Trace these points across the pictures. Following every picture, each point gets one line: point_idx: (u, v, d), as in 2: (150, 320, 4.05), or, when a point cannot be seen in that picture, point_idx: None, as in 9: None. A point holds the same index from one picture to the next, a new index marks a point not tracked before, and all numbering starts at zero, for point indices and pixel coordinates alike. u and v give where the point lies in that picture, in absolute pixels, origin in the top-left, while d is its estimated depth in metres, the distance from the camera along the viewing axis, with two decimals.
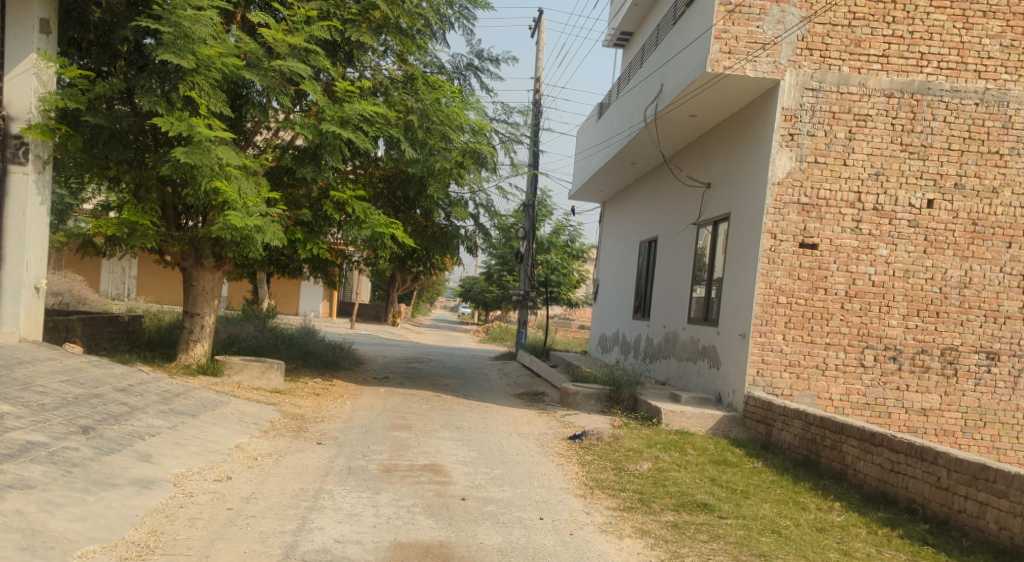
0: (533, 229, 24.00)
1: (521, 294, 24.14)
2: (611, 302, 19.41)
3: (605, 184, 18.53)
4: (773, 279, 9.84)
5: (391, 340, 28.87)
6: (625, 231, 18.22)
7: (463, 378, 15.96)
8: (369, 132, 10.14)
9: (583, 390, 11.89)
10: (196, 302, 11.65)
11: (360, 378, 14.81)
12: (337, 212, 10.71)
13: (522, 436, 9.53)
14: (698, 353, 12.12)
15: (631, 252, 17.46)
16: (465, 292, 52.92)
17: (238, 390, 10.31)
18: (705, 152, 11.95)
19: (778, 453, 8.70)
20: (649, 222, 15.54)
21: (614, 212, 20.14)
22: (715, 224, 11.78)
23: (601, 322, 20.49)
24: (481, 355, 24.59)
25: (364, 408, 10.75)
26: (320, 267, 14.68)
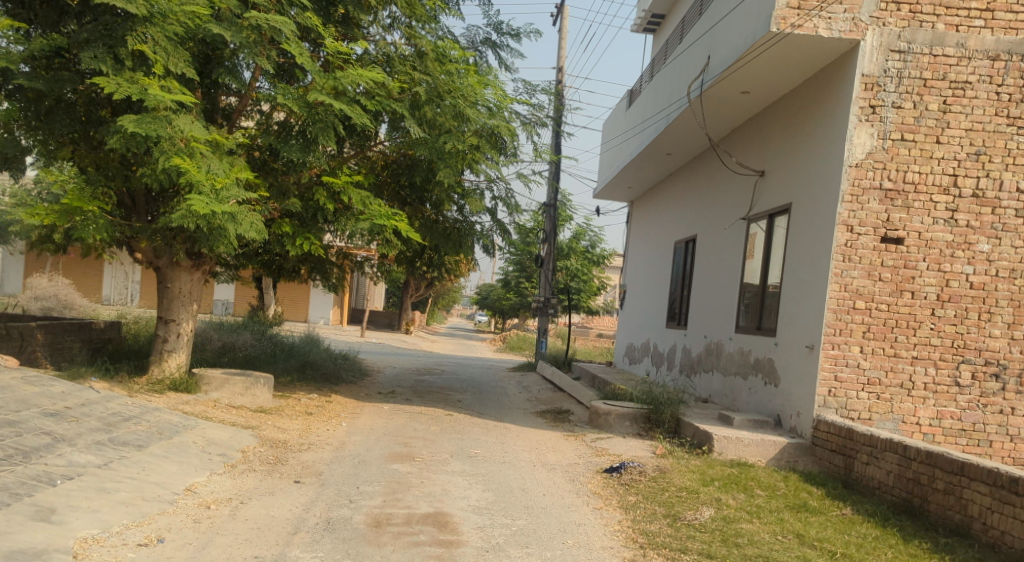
0: (554, 231, 22.41)
1: (542, 300, 22.50)
2: (641, 309, 17.79)
3: (636, 179, 16.92)
4: (849, 280, 8.20)
5: (402, 350, 27.34)
6: (658, 230, 16.60)
7: (478, 393, 14.36)
8: (368, 106, 8.63)
9: (615, 409, 10.28)
10: (171, 306, 10.19)
11: (362, 393, 13.26)
12: (332, 202, 9.19)
13: (547, 468, 7.92)
14: (750, 367, 10.48)
15: (665, 254, 15.83)
16: (481, 300, 51.42)
17: (213, 410, 8.78)
18: (761, 134, 10.33)
19: (864, 493, 7.03)
20: (687, 219, 13.92)
21: (644, 210, 18.53)
22: (772, 217, 10.15)
23: (628, 330, 18.88)
24: (498, 366, 23.01)
25: (360, 432, 9.17)
26: (319, 266, 13.16)
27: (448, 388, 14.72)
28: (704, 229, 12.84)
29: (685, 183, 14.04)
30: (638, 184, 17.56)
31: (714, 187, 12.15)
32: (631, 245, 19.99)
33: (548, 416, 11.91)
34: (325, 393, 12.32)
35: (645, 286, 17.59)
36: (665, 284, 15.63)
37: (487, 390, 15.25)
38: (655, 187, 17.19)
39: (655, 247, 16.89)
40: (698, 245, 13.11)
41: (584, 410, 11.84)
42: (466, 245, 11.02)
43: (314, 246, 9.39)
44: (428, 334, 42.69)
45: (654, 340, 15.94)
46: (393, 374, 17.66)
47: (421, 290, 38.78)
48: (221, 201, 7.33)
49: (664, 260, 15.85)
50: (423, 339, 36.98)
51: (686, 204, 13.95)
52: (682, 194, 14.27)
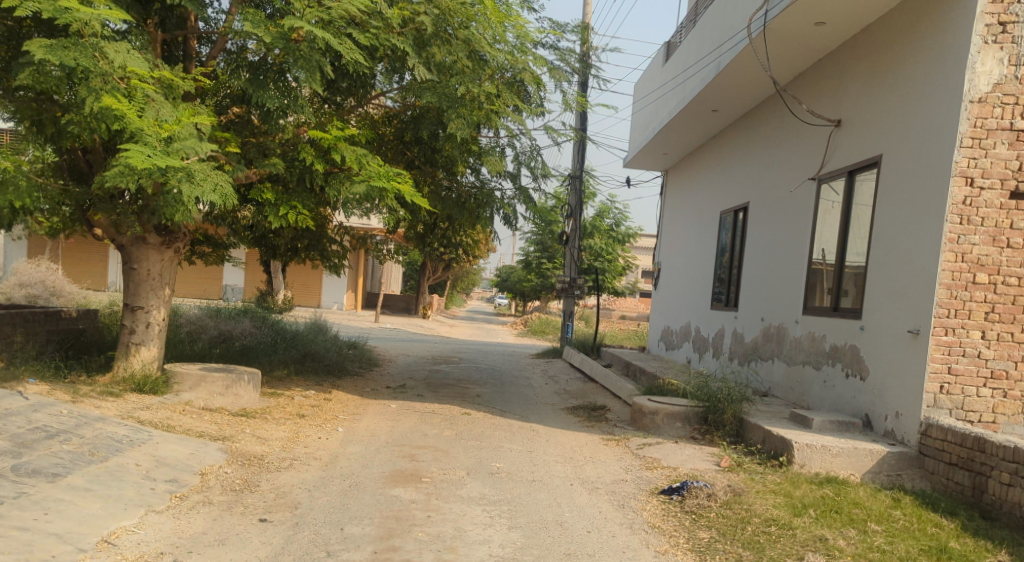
0: (579, 206, 20.72)
1: (567, 280, 20.83)
2: (679, 289, 16.14)
3: (673, 143, 15.22)
4: (969, 248, 6.56)
5: (419, 335, 25.82)
6: (700, 199, 14.88)
7: (500, 386, 12.79)
8: (361, 40, 7.00)
9: (663, 407, 8.73)
10: (137, 292, 8.63)
11: (370, 387, 11.72)
12: (320, 161, 7.55)
13: (589, 488, 6.31)
14: (823, 357, 8.78)
15: (708, 227, 14.15)
16: (501, 283, 49.84)
17: (179, 417, 7.24)
18: (845, 75, 8.60)
19: (1010, 527, 5.44)
20: (739, 184, 12.22)
21: (682, 180, 16.83)
22: (854, 175, 8.44)
23: (664, 313, 17.23)
24: (521, 353, 21.41)
25: (359, 439, 7.63)
26: (318, 244, 11.61)
27: (465, 380, 13.14)
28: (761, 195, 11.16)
29: (737, 144, 12.33)
30: (675, 149, 15.85)
31: (774, 144, 10.46)
32: (665, 219, 18.30)
33: (582, 414, 10.30)
34: (326, 389, 10.78)
35: (684, 263, 15.94)
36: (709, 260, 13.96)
37: (510, 382, 13.65)
38: (697, 152, 15.50)
39: (695, 220, 15.21)
40: (752, 215, 11.44)
41: (624, 408, 10.23)
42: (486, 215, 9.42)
43: (302, 217, 7.80)
44: (447, 318, 41.20)
45: (698, 324, 14.28)
46: (407, 363, 16.10)
47: (438, 273, 37.25)
48: (175, 152, 5.71)
49: (708, 234, 14.15)
50: (441, 324, 35.47)
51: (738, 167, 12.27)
52: (733, 156, 12.58)
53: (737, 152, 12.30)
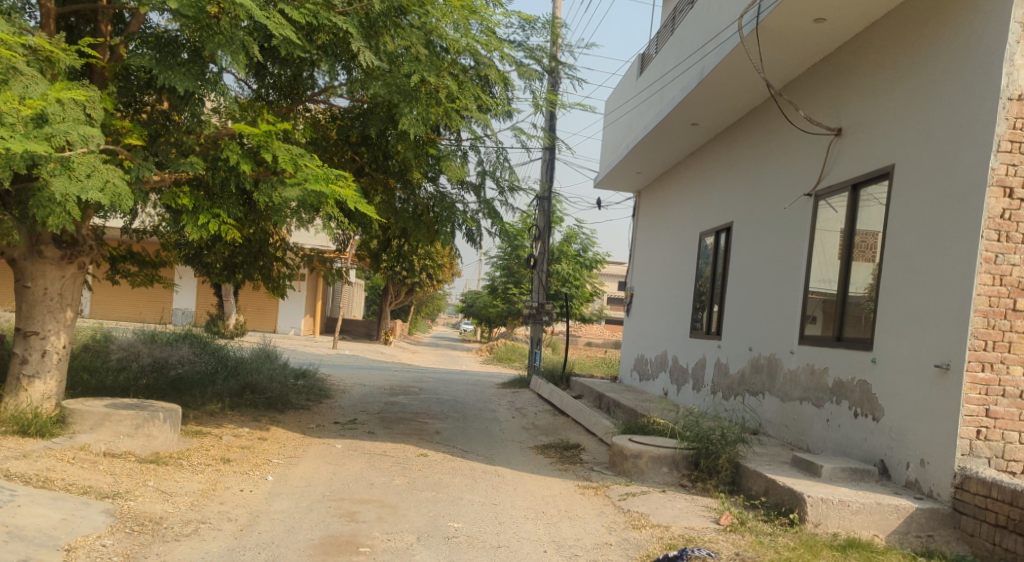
0: (548, 227, 19.71)
1: (535, 305, 19.74)
2: (654, 314, 15.15)
3: (648, 160, 14.31)
4: (1007, 269, 5.61)
5: (379, 363, 24.49)
6: (677, 219, 13.95)
7: (461, 421, 11.59)
8: (294, 16, 5.90)
9: (648, 449, 7.64)
10: (31, 314, 7.38)
11: (316, 422, 10.46)
12: (250, 164, 6.53)
13: (566, 556, 5.16)
14: (825, 393, 7.79)
15: (687, 248, 13.19)
16: (467, 309, 48.63)
17: (67, 467, 5.95)
18: (847, 77, 7.70)
19: None
20: (722, 201, 11.31)
21: (657, 199, 15.93)
22: (858, 188, 7.51)
23: (638, 340, 16.22)
24: (487, 382, 20.20)
25: (290, 491, 6.39)
26: (260, 260, 10.38)
27: (424, 414, 11.92)
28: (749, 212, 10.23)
29: (720, 158, 11.42)
30: (650, 167, 14.96)
31: (764, 156, 9.54)
32: (637, 241, 17.37)
33: (553, 455, 9.15)
34: (264, 426, 9.50)
35: (660, 287, 14.98)
36: (687, 284, 12.99)
37: (473, 415, 12.46)
38: (673, 170, 14.62)
39: (672, 241, 14.27)
40: (738, 235, 10.51)
41: (601, 449, 9.10)
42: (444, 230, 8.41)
43: (225, 226, 6.76)
44: (410, 345, 39.87)
45: (677, 353, 13.26)
46: (362, 394, 14.82)
47: (400, 298, 36.00)
48: (45, 136, 4.74)
49: (686, 256, 13.19)
50: (404, 350, 34.11)
51: (721, 182, 11.34)
52: (716, 172, 11.67)
53: (721, 168, 11.39)
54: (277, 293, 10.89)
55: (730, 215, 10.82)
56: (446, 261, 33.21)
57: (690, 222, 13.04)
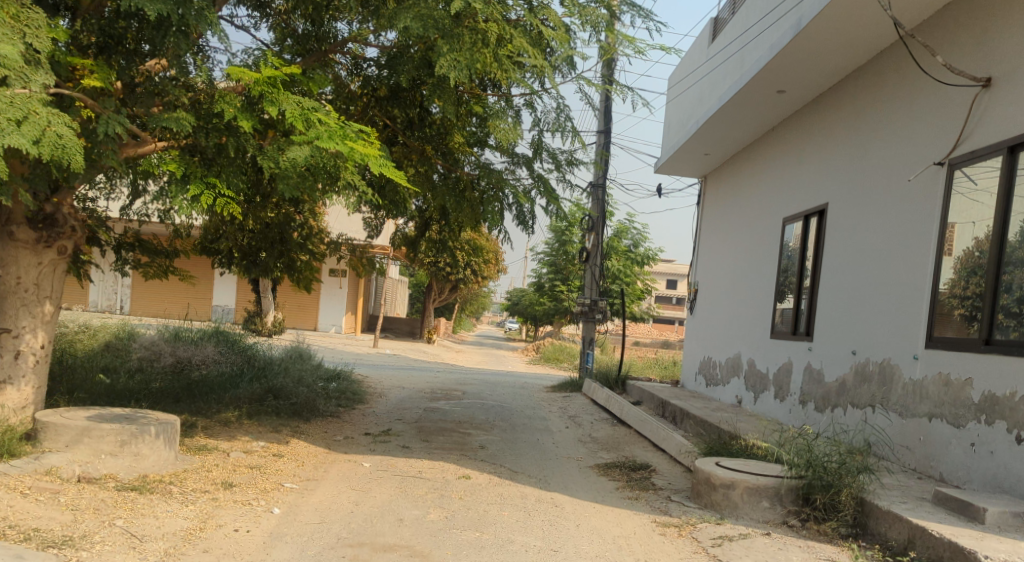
0: (602, 217, 18.24)
1: (587, 302, 18.23)
2: (723, 311, 13.64)
3: (719, 138, 12.87)
4: None
5: (421, 363, 23.26)
6: (753, 205, 12.41)
7: (509, 433, 10.18)
8: None
9: (741, 476, 6.13)
10: (1, 309, 6.21)
11: (345, 433, 9.16)
12: (252, 122, 5.30)
13: None
14: (967, 410, 6.18)
15: (766, 237, 11.62)
16: (512, 307, 47.27)
17: (17, 501, 4.71)
18: (1000, 13, 6.12)
19: None
20: (814, 179, 9.77)
21: (727, 183, 14.38)
22: (1016, 152, 5.91)
23: (704, 341, 14.71)
24: (536, 384, 18.78)
25: (296, 533, 5.07)
26: (282, 247, 9.19)
27: (468, 424, 10.56)
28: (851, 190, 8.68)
29: (813, 131, 9.87)
30: (720, 145, 13.44)
31: (878, 121, 7.99)
32: (701, 230, 15.88)
33: (619, 479, 7.69)
34: (282, 438, 8.23)
35: (729, 280, 13.49)
36: (766, 278, 11.42)
37: (522, 425, 11.06)
38: (746, 151, 13.13)
39: (746, 229, 12.73)
40: (835, 218, 8.96)
41: (678, 474, 7.61)
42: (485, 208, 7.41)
43: (223, 200, 5.45)
44: (454, 344, 38.67)
45: (754, 356, 11.69)
46: (399, 398, 13.52)
47: (444, 296, 34.77)
48: None
49: (764, 246, 11.64)
50: (448, 349, 32.87)
51: (814, 158, 9.80)
52: (805, 147, 10.14)
53: (813, 141, 9.85)
54: (302, 286, 9.67)
55: (825, 196, 9.27)
56: (491, 256, 31.91)
57: (771, 205, 11.48)
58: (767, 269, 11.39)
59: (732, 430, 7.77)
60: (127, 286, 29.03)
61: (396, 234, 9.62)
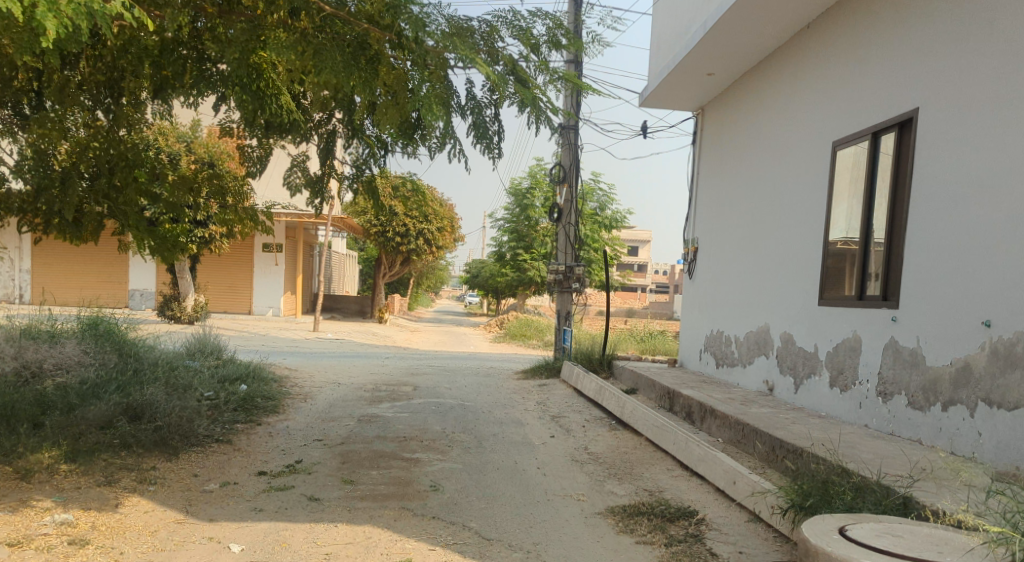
0: (577, 165, 15.27)
1: (562, 269, 15.28)
2: (736, 271, 11.03)
3: (735, 45, 10.19)
4: None
5: (370, 348, 20.23)
6: (783, 129, 9.70)
7: (477, 458, 7.19)
8: None
9: None
10: None
11: (230, 470, 6.15)
12: None
13: None
14: None
15: (810, 170, 8.87)
16: (472, 281, 44.37)
17: None
18: None
19: None
20: (906, 75, 7.01)
21: (733, 109, 11.69)
22: None
23: (712, 309, 12.11)
24: (503, 370, 15.89)
25: None
26: (122, 181, 6.48)
27: (418, 443, 7.60)
28: (993, 76, 5.91)
29: (904, 10, 7.11)
30: (730, 56, 10.70)
31: None
32: (699, 175, 13.25)
33: (658, 547, 4.77)
34: (112, 497, 5.14)
35: (744, 230, 10.87)
36: (814, 223, 8.68)
37: (492, 438, 8.16)
38: (764, 68, 10.52)
39: (770, 163, 10.04)
40: (961, 126, 6.21)
41: (761, 544, 4.68)
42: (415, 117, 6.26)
43: None
44: (411, 322, 35.60)
45: (797, 331, 8.94)
46: (331, 400, 10.50)
47: (395, 270, 31.51)
48: None
49: (807, 181, 8.92)
50: (403, 329, 29.85)
51: (906, 45, 7.03)
52: (885, 34, 7.40)
53: (904, 21, 7.10)
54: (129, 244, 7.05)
55: (940, 96, 6.49)
56: (446, 223, 28.97)
57: (817, 125, 8.74)
58: (814, 209, 8.68)
59: (839, 464, 4.88)
60: (26, 272, 25.56)
61: (295, 170, 7.00)
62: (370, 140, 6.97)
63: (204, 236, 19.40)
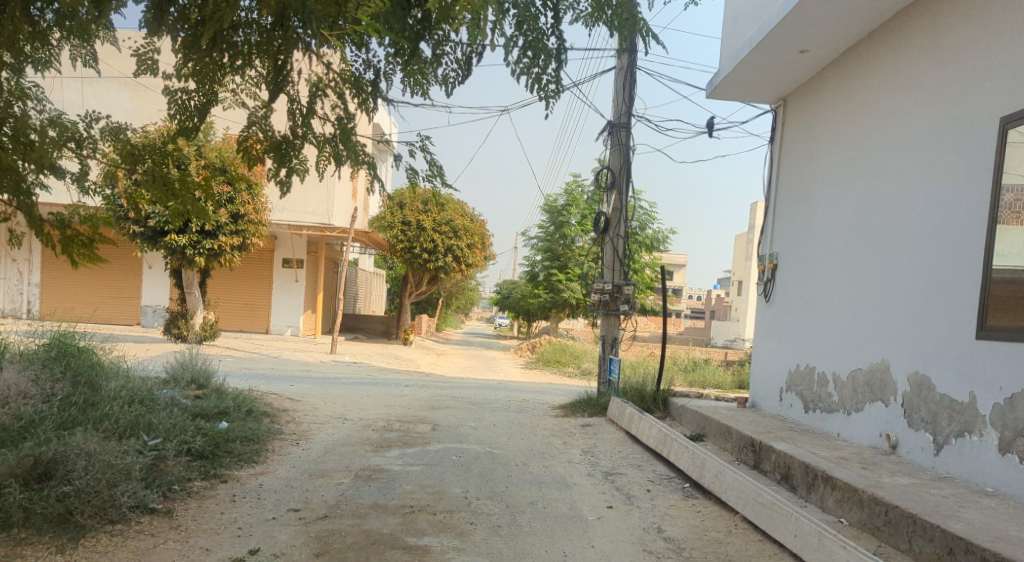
0: (627, 168, 13.19)
1: (608, 289, 13.08)
2: (834, 294, 8.91)
3: (848, 11, 8.11)
4: None
5: (390, 373, 18.34)
6: (916, 114, 7.61)
7: (510, 545, 5.13)
8: None
9: None
10: None
11: None
12: None
13: None
14: None
15: (968, 164, 6.78)
16: (504, 302, 42.48)
17: None
18: None
19: None
20: None
21: (828, 97, 9.61)
22: None
23: (796, 338, 9.99)
24: (539, 403, 13.82)
25: None
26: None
27: (433, 517, 5.58)
28: None
29: None
30: (836, 29, 8.63)
31: None
32: (776, 178, 11.15)
33: None
34: None
35: (845, 243, 8.75)
36: (977, 233, 6.59)
37: (533, 510, 6.11)
38: (877, 41, 8.44)
39: (892, 158, 7.94)
40: None
41: None
42: (416, 19, 5.60)
43: None
44: (438, 344, 33.72)
45: (944, 373, 6.81)
46: (331, 443, 8.52)
47: (422, 289, 29.59)
48: None
49: (962, 177, 6.85)
50: (430, 352, 27.94)
51: None
52: None
53: None
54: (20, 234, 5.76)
55: None
56: (476, 239, 27.04)
57: (983, 106, 6.68)
58: (977, 214, 6.61)
59: None
60: (34, 285, 24.16)
61: (254, 129, 5.47)
62: (351, 78, 5.56)
63: (212, 248, 17.26)
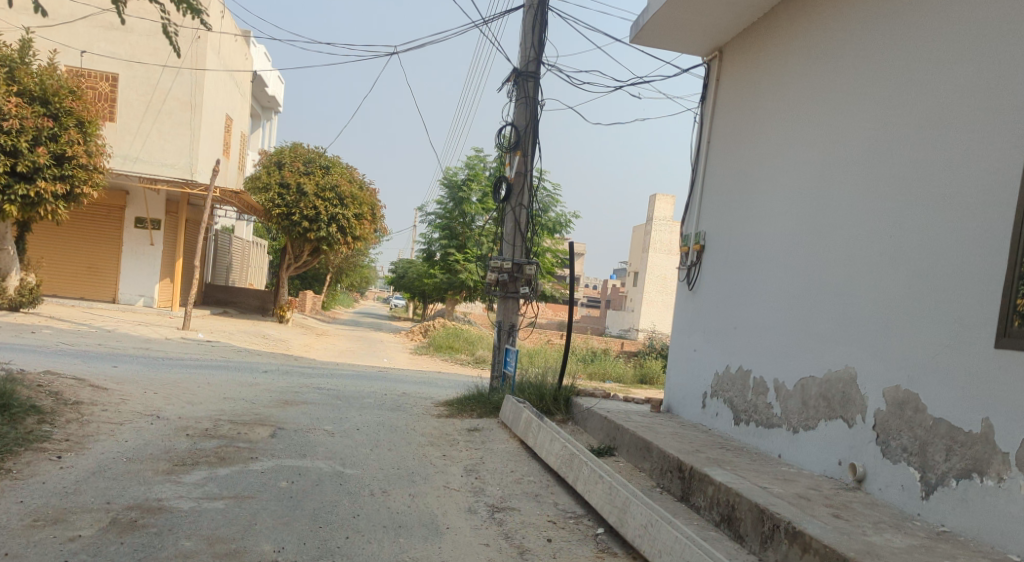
0: (533, 122, 11.14)
1: (507, 267, 11.06)
2: (784, 281, 7.17)
3: None
4: None
5: (251, 355, 15.83)
6: (909, 52, 5.87)
7: None
8: None
9: None
10: None
11: None
12: None
13: None
14: None
15: (991, 113, 5.06)
16: (397, 282, 40.09)
17: None
18: None
19: None
20: None
21: (781, 40, 7.86)
22: None
23: (727, 333, 8.25)
24: (420, 399, 11.76)
25: None
26: None
27: None
28: None
29: None
30: None
31: None
32: (708, 140, 9.37)
33: None
34: None
35: (802, 216, 7.00)
36: (1004, 207, 4.87)
37: None
38: None
39: (873, 111, 6.21)
40: None
41: None
42: None
43: None
44: (323, 324, 31.12)
45: (943, 392, 5.12)
46: (113, 457, 6.19)
47: (304, 262, 26.84)
48: None
49: (981, 131, 5.12)
50: (309, 332, 25.37)
51: None
52: None
53: None
54: None
55: None
56: (366, 208, 24.47)
57: (1015, 34, 4.95)
58: (1002, 180, 4.90)
59: None
60: None
61: None
62: None
63: None
